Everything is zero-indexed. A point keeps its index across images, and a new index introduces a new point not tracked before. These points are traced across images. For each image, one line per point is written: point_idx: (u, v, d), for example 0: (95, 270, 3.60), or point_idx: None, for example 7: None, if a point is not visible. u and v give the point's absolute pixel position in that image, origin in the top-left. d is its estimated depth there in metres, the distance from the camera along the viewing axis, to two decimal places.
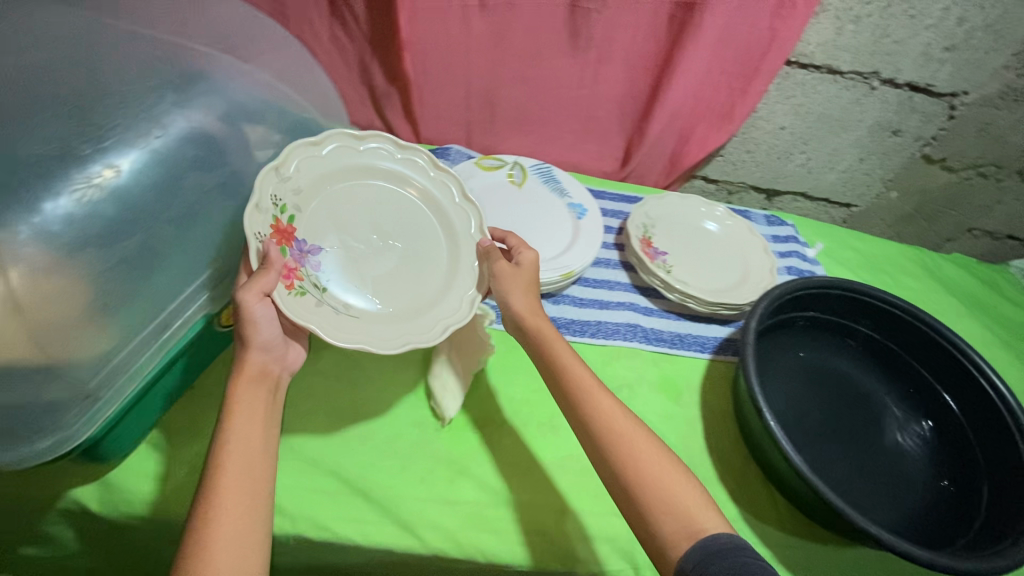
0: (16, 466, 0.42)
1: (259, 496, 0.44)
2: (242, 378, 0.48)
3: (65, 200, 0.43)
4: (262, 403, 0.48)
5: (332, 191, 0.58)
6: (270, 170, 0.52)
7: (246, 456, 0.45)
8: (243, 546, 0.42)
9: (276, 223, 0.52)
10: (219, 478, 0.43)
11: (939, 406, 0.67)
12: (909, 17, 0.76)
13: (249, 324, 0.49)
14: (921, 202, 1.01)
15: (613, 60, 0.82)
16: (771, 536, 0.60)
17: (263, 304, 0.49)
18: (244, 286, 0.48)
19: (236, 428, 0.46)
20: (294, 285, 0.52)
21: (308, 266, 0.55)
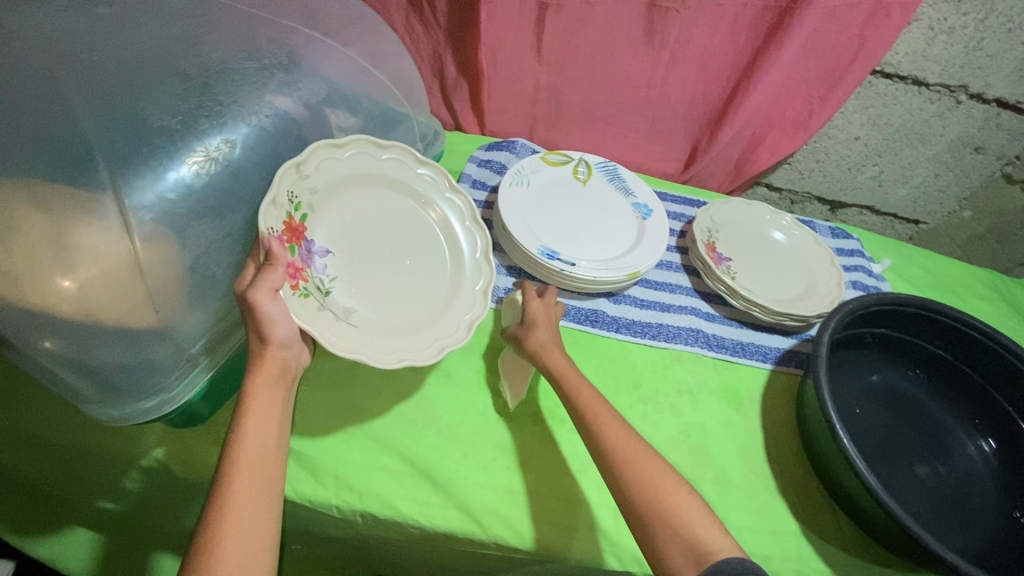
0: (119, 423, 0.44)
1: (270, 495, 0.42)
2: (260, 373, 0.46)
3: (185, 168, 0.47)
4: (279, 401, 0.46)
5: (345, 196, 0.57)
6: (291, 168, 0.52)
7: (259, 457, 0.43)
8: (252, 546, 0.40)
9: (290, 220, 0.51)
10: (231, 477, 0.42)
11: (1017, 437, 0.63)
12: (1007, 30, 0.73)
13: (266, 324, 0.46)
14: (996, 223, 0.98)
15: (691, 62, 0.80)
16: (835, 554, 0.58)
17: (277, 303, 0.46)
18: (252, 284, 0.45)
19: (251, 424, 0.44)
20: (300, 285, 0.50)
21: (314, 268, 0.53)
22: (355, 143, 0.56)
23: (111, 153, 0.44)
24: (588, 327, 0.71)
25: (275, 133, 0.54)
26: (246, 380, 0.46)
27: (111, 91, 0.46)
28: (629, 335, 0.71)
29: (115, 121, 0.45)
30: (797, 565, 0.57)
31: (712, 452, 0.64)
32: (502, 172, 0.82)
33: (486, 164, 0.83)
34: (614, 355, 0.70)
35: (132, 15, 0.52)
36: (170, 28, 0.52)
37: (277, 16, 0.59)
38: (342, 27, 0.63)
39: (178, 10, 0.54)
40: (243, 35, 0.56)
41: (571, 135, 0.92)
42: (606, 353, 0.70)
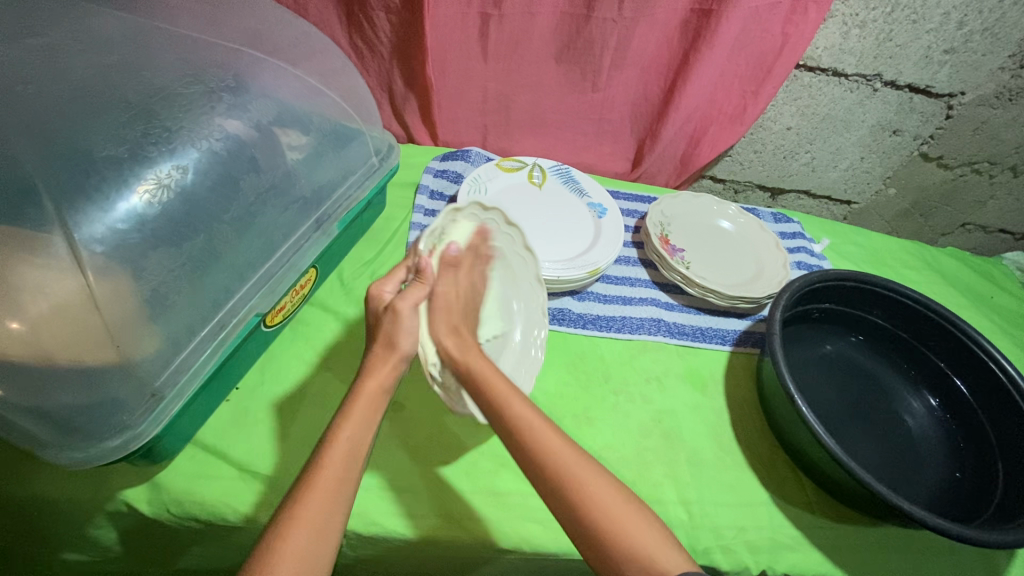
0: (85, 465, 0.41)
1: (349, 488, 0.45)
2: (371, 374, 0.51)
3: (136, 198, 0.46)
4: (377, 406, 0.49)
5: (453, 247, 0.63)
6: (450, 212, 0.59)
7: (353, 455, 0.46)
8: (320, 537, 0.42)
9: (433, 253, 0.59)
10: (324, 467, 0.45)
11: (953, 394, 0.69)
12: (911, 21, 0.80)
13: (399, 332, 0.52)
14: (918, 199, 1.06)
15: (632, 65, 0.83)
16: (803, 519, 0.62)
17: (414, 318, 0.53)
18: (401, 296, 0.53)
19: (354, 423, 0.48)
20: (414, 305, 0.57)
21: (418, 293, 0.58)
22: (495, 213, 0.62)
23: (55, 188, 0.43)
24: (554, 325, 0.73)
25: (227, 157, 0.53)
26: (359, 381, 0.50)
27: (49, 125, 0.45)
28: (594, 331, 0.74)
29: (57, 155, 0.44)
30: (770, 534, 0.60)
31: (683, 435, 0.66)
32: (459, 181, 0.83)
33: (442, 175, 0.84)
34: (583, 351, 0.72)
35: (64, 43, 0.50)
36: (108, 54, 0.51)
37: (218, 39, 0.58)
38: (286, 46, 0.63)
39: (114, 37, 0.53)
40: (185, 59, 0.55)
41: (522, 141, 0.94)
42: (575, 350, 0.72)
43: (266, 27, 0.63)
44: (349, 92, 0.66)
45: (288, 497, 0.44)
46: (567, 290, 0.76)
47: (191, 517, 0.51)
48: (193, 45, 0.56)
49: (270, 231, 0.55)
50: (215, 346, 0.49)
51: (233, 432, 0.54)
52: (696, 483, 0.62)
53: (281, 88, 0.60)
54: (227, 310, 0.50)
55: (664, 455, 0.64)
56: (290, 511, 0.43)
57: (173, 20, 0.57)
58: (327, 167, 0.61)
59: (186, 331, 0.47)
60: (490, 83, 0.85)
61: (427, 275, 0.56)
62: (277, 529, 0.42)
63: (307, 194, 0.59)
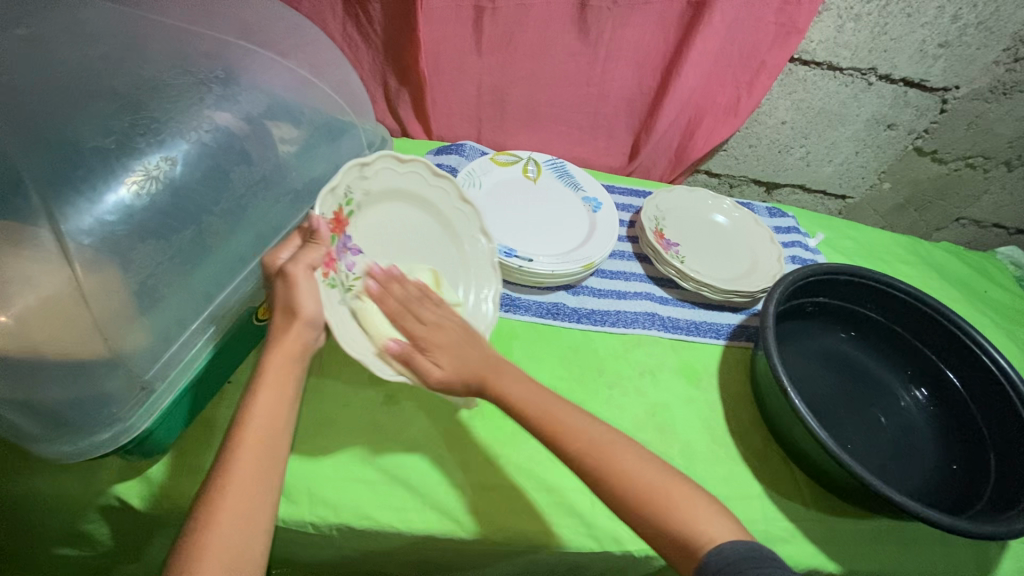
0: (75, 457, 0.42)
1: (269, 468, 0.45)
2: (280, 347, 0.49)
3: (124, 189, 0.46)
4: (289, 381, 0.49)
5: (382, 207, 0.60)
6: (355, 166, 0.56)
7: (265, 432, 0.46)
8: (248, 522, 0.43)
9: (338, 212, 0.55)
10: (239, 451, 0.45)
11: (945, 386, 0.69)
12: (906, 15, 0.80)
13: (297, 297, 0.49)
14: (913, 193, 1.06)
15: (626, 57, 0.83)
16: (796, 511, 0.62)
17: (311, 281, 0.50)
18: (293, 258, 0.50)
19: (261, 401, 0.47)
20: (330, 275, 0.53)
21: (342, 262, 0.55)
22: (416, 165, 0.61)
23: (43, 180, 0.43)
24: (549, 319, 0.73)
25: (217, 149, 0.53)
26: (265, 353, 0.49)
27: (37, 117, 0.45)
28: (589, 325, 0.74)
29: (46, 146, 0.44)
30: (763, 526, 0.60)
31: (677, 428, 0.66)
32: (453, 175, 0.83)
33: (436, 168, 0.83)
34: (577, 345, 0.72)
35: (52, 35, 0.50)
36: (97, 45, 0.51)
37: (208, 30, 0.58)
38: (278, 37, 0.62)
39: (102, 28, 0.52)
40: (175, 51, 0.54)
41: (517, 135, 0.94)
42: (570, 344, 0.72)
43: (257, 18, 0.62)
44: (342, 84, 0.65)
45: (211, 479, 0.44)
46: (562, 284, 0.76)
47: (184, 511, 0.50)
48: (181, 36, 0.56)
49: (261, 224, 0.54)
50: (207, 338, 0.50)
51: (225, 427, 0.54)
52: (689, 477, 0.62)
53: (271, 79, 0.59)
54: (219, 303, 0.50)
55: (658, 449, 0.64)
56: (213, 497, 0.43)
57: (162, 11, 0.57)
58: (319, 159, 0.61)
59: (177, 325, 0.47)
60: (484, 76, 0.85)
61: (325, 233, 0.52)
62: (202, 512, 0.42)
63: (300, 187, 0.58)
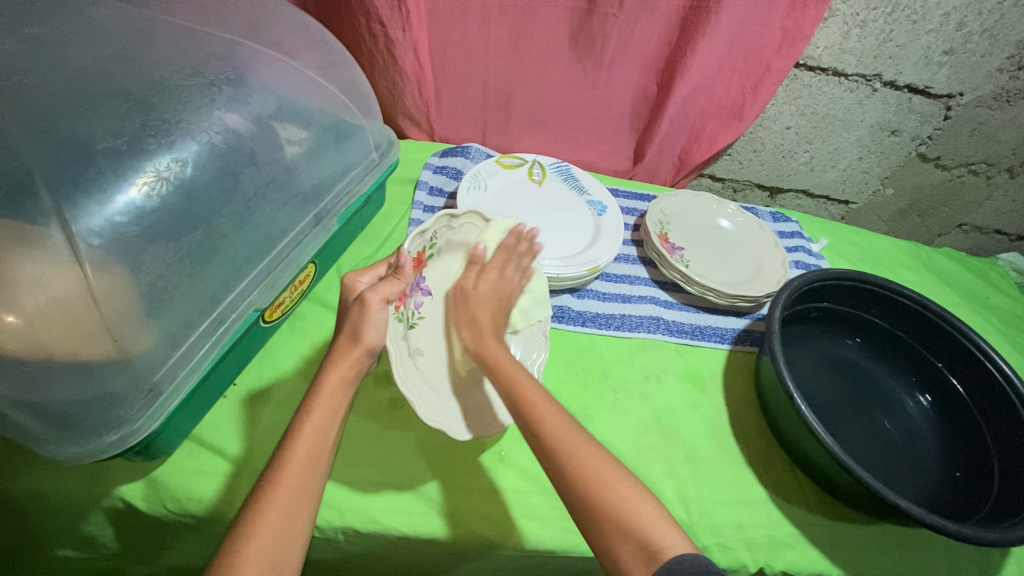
0: (82, 460, 0.42)
1: (315, 483, 0.46)
2: (337, 366, 0.50)
3: (134, 190, 0.46)
4: (342, 400, 0.49)
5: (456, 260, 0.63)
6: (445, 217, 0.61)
7: (315, 447, 0.47)
8: (286, 537, 0.43)
9: (421, 253, 0.60)
10: (288, 463, 0.45)
11: (950, 393, 0.69)
12: (911, 22, 0.80)
13: (366, 324, 0.52)
14: (915, 199, 1.07)
15: (632, 62, 0.83)
16: (800, 517, 0.62)
17: (383, 313, 0.53)
18: (372, 288, 0.53)
19: (315, 417, 0.48)
20: (400, 309, 0.57)
21: (412, 300, 0.59)
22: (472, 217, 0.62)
23: (52, 180, 0.43)
24: (554, 323, 0.73)
25: (226, 150, 0.53)
26: (324, 372, 0.50)
27: (47, 117, 0.44)
28: (593, 328, 0.74)
29: (56, 146, 0.44)
30: (767, 531, 0.60)
31: (682, 432, 0.66)
32: (458, 178, 0.83)
33: (442, 170, 0.83)
34: (582, 348, 0.72)
35: (61, 34, 0.49)
36: (106, 45, 0.50)
37: (217, 30, 0.58)
38: (287, 39, 0.62)
39: (112, 27, 0.52)
40: (184, 51, 0.54)
41: (522, 138, 0.94)
42: (575, 347, 0.72)
43: (265, 19, 0.62)
44: (349, 86, 0.65)
45: (260, 487, 0.45)
46: (566, 287, 0.76)
47: (189, 513, 0.50)
48: (189, 36, 0.55)
49: (269, 226, 0.54)
50: (214, 341, 0.49)
51: (230, 428, 0.54)
52: (694, 481, 0.62)
53: (280, 81, 0.59)
54: (226, 305, 0.50)
55: (662, 453, 0.64)
56: (258, 508, 0.43)
57: (171, 12, 0.56)
58: (327, 161, 0.61)
59: (184, 326, 0.47)
60: (490, 79, 0.85)
61: (407, 271, 0.56)
62: (246, 523, 0.43)
63: (307, 189, 0.59)
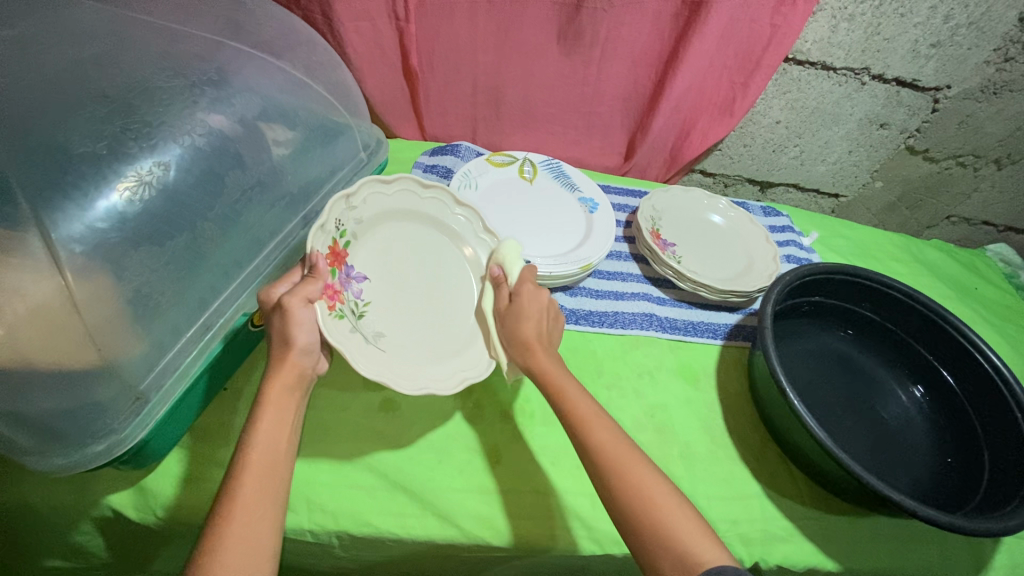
0: (68, 471, 0.41)
1: (275, 494, 0.44)
2: (278, 375, 0.49)
3: (116, 196, 0.45)
4: (292, 408, 0.48)
5: (381, 230, 0.61)
6: (341, 199, 0.55)
7: (269, 460, 0.45)
8: (257, 545, 0.42)
9: (335, 245, 0.55)
10: (241, 482, 0.43)
11: (940, 385, 0.70)
12: (899, 15, 0.80)
13: (294, 327, 0.49)
14: (904, 192, 1.07)
15: (622, 58, 0.82)
16: (795, 511, 0.62)
17: (310, 312, 0.50)
18: (289, 292, 0.49)
19: (264, 424, 0.46)
20: (335, 306, 0.53)
21: (349, 291, 0.56)
22: (403, 181, 0.61)
23: (31, 187, 0.42)
24: None
25: (210, 152, 0.52)
26: (263, 382, 0.48)
27: (23, 122, 0.43)
28: (587, 326, 0.73)
29: (35, 150, 0.43)
30: (762, 525, 0.61)
31: (676, 429, 0.66)
32: (449, 176, 0.82)
33: (432, 169, 0.83)
34: (575, 346, 0.72)
35: (38, 37, 0.48)
36: (85, 46, 0.49)
37: (199, 30, 0.57)
38: (270, 38, 0.61)
39: (91, 29, 0.51)
40: (165, 52, 0.53)
41: (512, 135, 0.94)
42: (568, 346, 0.71)
43: (249, 19, 0.61)
44: (335, 87, 0.64)
45: (216, 509, 0.43)
46: (560, 285, 0.76)
47: (181, 521, 0.50)
48: (170, 39, 0.54)
49: (255, 229, 0.53)
50: (200, 349, 0.48)
51: (222, 434, 0.53)
52: (689, 478, 0.62)
53: (264, 81, 0.58)
54: (213, 310, 0.50)
55: (656, 449, 0.64)
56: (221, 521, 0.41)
57: (150, 12, 0.55)
58: (312, 161, 0.60)
59: (172, 332, 0.46)
60: (479, 77, 0.84)
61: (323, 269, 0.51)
62: (207, 549, 0.40)
63: (294, 191, 0.58)
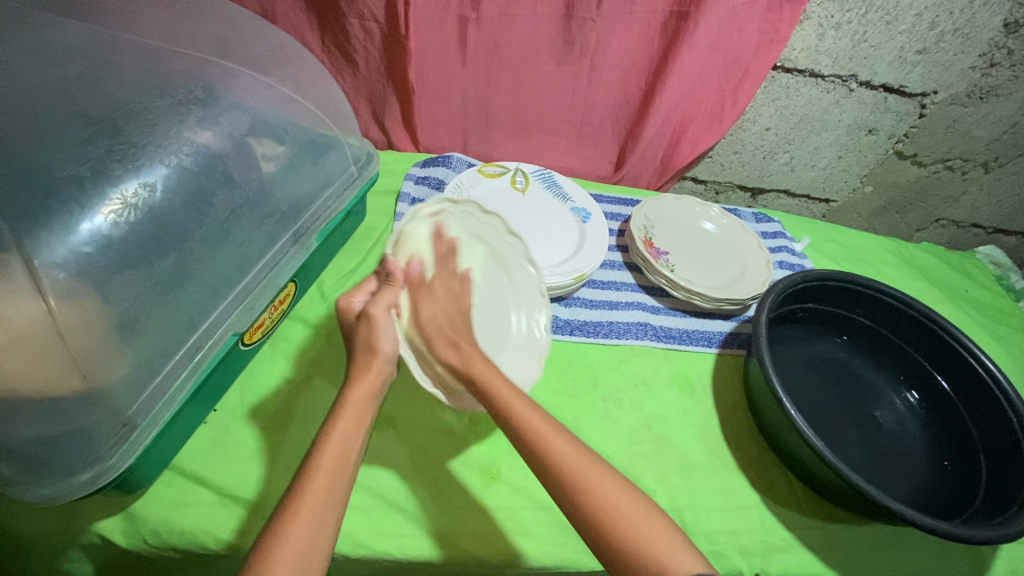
0: (54, 502, 0.40)
1: (335, 504, 0.43)
2: (360, 380, 0.50)
3: (100, 218, 0.44)
4: (369, 412, 0.49)
5: (440, 245, 0.63)
6: (427, 207, 0.61)
7: (339, 462, 0.45)
8: (310, 544, 0.40)
9: (406, 258, 0.59)
10: (313, 479, 0.43)
11: (935, 390, 0.70)
12: (885, 23, 0.81)
13: (378, 336, 0.52)
14: (894, 196, 1.08)
15: (611, 67, 0.82)
16: (795, 521, 0.62)
17: (390, 321, 0.53)
18: (373, 301, 0.54)
19: (342, 428, 0.47)
20: (401, 315, 0.56)
21: (408, 303, 0.58)
22: (468, 205, 0.64)
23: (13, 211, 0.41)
24: None
25: (198, 172, 0.51)
26: (348, 387, 0.50)
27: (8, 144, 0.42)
28: (581, 337, 0.73)
29: (17, 174, 0.42)
30: (762, 536, 0.60)
31: (673, 440, 0.66)
32: (440, 188, 0.82)
33: (423, 181, 0.82)
34: (570, 357, 0.71)
35: (18, 55, 0.47)
36: (69, 66, 0.49)
37: (185, 48, 0.56)
38: (258, 55, 0.61)
39: (75, 48, 0.50)
40: (151, 71, 0.53)
41: (503, 145, 0.94)
42: (563, 357, 0.71)
43: (236, 36, 0.60)
44: (326, 102, 0.64)
45: (280, 508, 0.42)
46: (554, 296, 0.75)
47: (171, 547, 0.48)
48: (154, 57, 0.54)
49: (244, 247, 0.53)
50: (191, 369, 0.47)
51: (213, 457, 0.52)
52: (687, 489, 0.62)
53: (252, 98, 0.58)
54: (203, 331, 0.48)
55: (654, 461, 0.64)
56: (279, 518, 0.41)
57: (133, 30, 0.54)
58: (302, 177, 0.59)
59: (162, 354, 0.45)
60: (468, 88, 0.84)
61: (398, 277, 0.56)
62: (261, 555, 0.39)
63: (284, 208, 0.57)
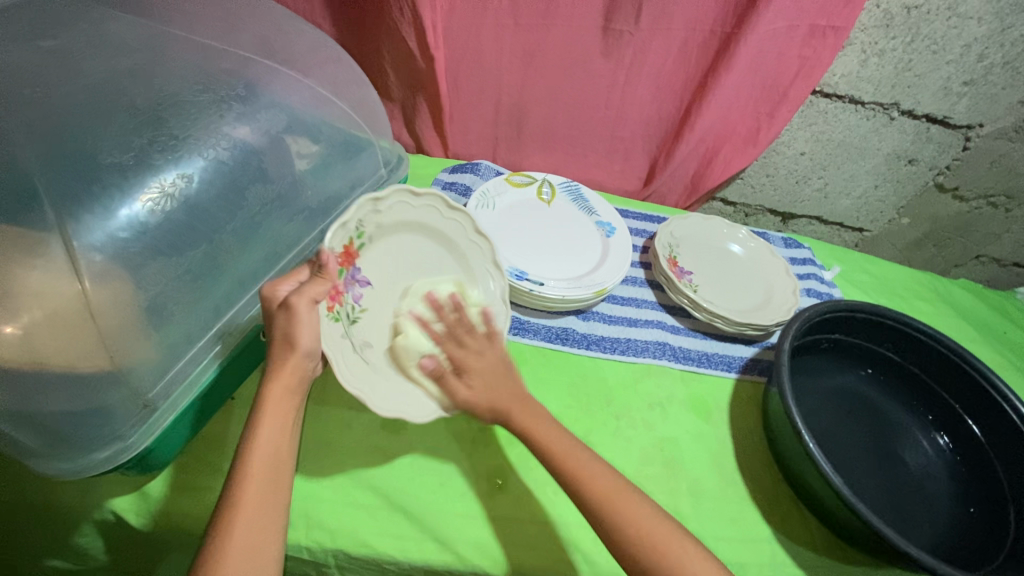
0: (74, 476, 0.41)
1: (277, 505, 0.44)
2: (278, 377, 0.48)
3: (139, 205, 0.46)
4: (292, 411, 0.48)
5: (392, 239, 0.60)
6: (368, 202, 0.56)
7: (269, 462, 0.45)
8: (255, 547, 0.42)
9: (348, 245, 0.55)
10: (245, 484, 0.44)
11: (963, 432, 0.67)
12: (931, 52, 0.79)
13: (298, 328, 0.48)
14: (932, 229, 1.04)
15: (645, 83, 0.82)
16: (807, 557, 0.60)
17: (315, 313, 0.49)
18: (298, 291, 0.49)
19: (263, 430, 0.46)
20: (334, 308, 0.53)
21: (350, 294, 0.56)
22: (429, 199, 0.60)
23: (58, 194, 0.43)
24: (558, 346, 0.72)
25: (234, 165, 0.53)
26: (264, 385, 0.48)
27: (61, 130, 0.45)
28: (598, 352, 0.72)
29: (66, 159, 0.44)
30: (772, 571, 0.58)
31: (686, 464, 0.65)
32: (467, 195, 0.82)
33: (450, 187, 0.83)
34: (585, 372, 0.71)
35: (77, 48, 0.50)
36: (121, 59, 0.51)
37: (231, 47, 0.58)
38: (300, 56, 0.62)
39: (129, 42, 0.53)
40: (198, 67, 0.55)
41: (532, 156, 0.94)
42: (578, 371, 0.70)
43: (279, 37, 0.62)
44: (360, 104, 0.65)
45: (216, 517, 0.43)
46: (573, 309, 0.75)
47: (179, 529, 0.49)
48: (201, 53, 0.56)
49: (270, 241, 0.54)
50: (213, 357, 0.48)
51: (226, 445, 0.53)
52: (696, 514, 0.61)
53: (291, 97, 0.59)
54: (226, 321, 0.50)
55: (664, 483, 0.62)
56: (223, 526, 0.42)
57: (183, 27, 0.57)
58: (331, 176, 0.61)
59: (186, 340, 0.47)
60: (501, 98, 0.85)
61: (331, 270, 0.52)
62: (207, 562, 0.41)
63: (312, 205, 0.58)
